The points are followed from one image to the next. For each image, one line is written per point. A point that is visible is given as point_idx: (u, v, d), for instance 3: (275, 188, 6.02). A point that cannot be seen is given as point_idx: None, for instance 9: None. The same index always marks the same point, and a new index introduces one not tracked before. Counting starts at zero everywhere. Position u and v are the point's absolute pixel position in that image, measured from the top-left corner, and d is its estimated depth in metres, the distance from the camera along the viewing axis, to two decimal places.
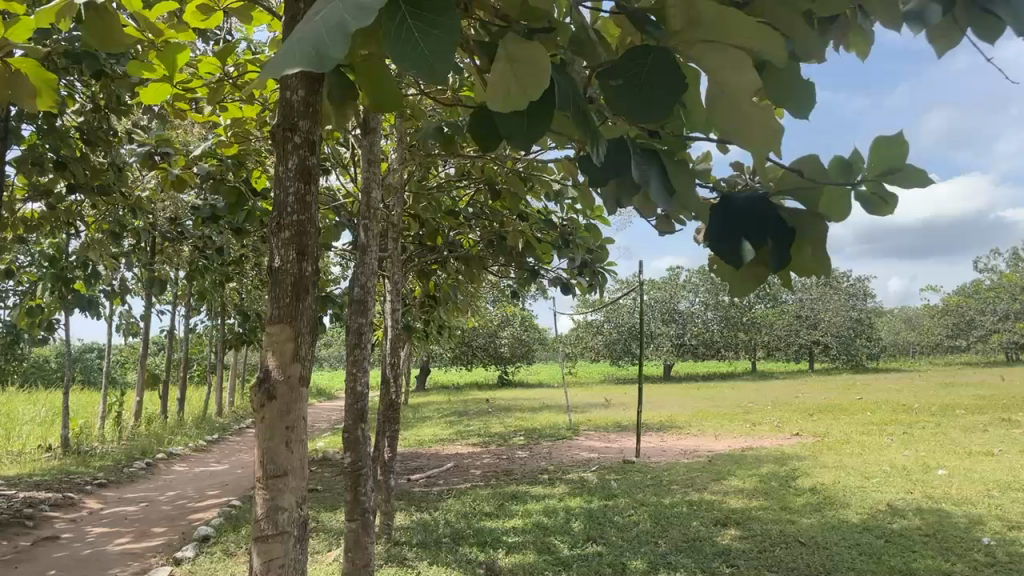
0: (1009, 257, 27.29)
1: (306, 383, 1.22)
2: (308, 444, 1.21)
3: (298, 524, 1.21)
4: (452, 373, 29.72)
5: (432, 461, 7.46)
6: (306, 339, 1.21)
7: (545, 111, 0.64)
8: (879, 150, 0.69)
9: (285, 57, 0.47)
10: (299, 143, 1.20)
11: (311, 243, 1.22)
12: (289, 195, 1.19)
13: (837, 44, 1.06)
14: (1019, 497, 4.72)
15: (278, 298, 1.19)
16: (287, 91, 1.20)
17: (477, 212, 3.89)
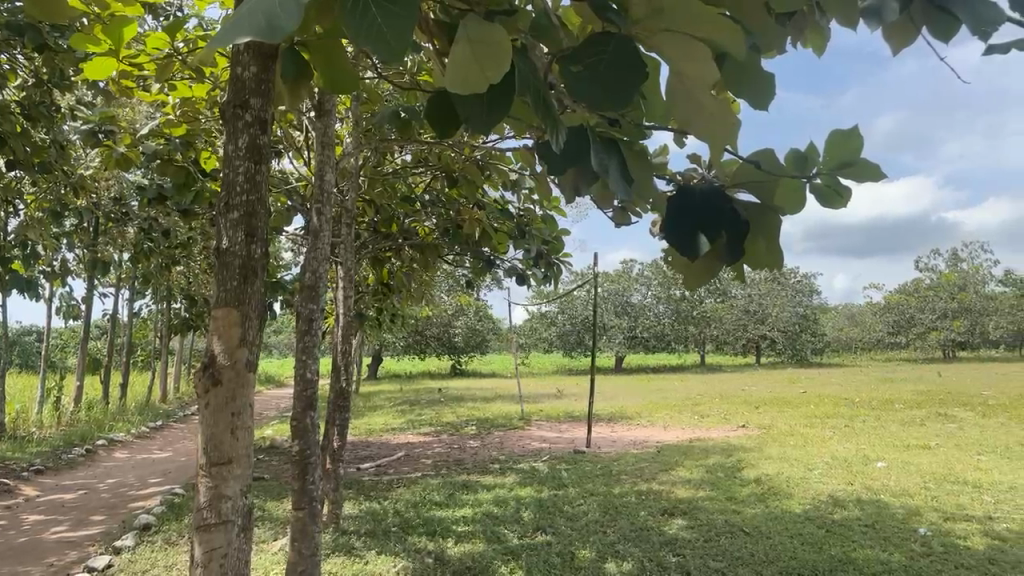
0: (947, 259, 28.17)
1: (253, 369, 1.16)
2: (254, 432, 1.15)
3: (243, 513, 1.16)
4: (404, 362, 29.56)
5: (382, 450, 7.39)
6: (254, 324, 1.15)
7: (506, 97, 0.59)
8: (836, 143, 0.67)
9: (228, 32, 0.41)
10: (250, 121, 1.14)
11: (260, 225, 1.16)
12: (238, 173, 1.14)
13: (794, 40, 1.04)
14: (953, 488, 4.88)
15: (224, 280, 1.13)
16: (238, 67, 1.12)
17: (434, 200, 3.82)
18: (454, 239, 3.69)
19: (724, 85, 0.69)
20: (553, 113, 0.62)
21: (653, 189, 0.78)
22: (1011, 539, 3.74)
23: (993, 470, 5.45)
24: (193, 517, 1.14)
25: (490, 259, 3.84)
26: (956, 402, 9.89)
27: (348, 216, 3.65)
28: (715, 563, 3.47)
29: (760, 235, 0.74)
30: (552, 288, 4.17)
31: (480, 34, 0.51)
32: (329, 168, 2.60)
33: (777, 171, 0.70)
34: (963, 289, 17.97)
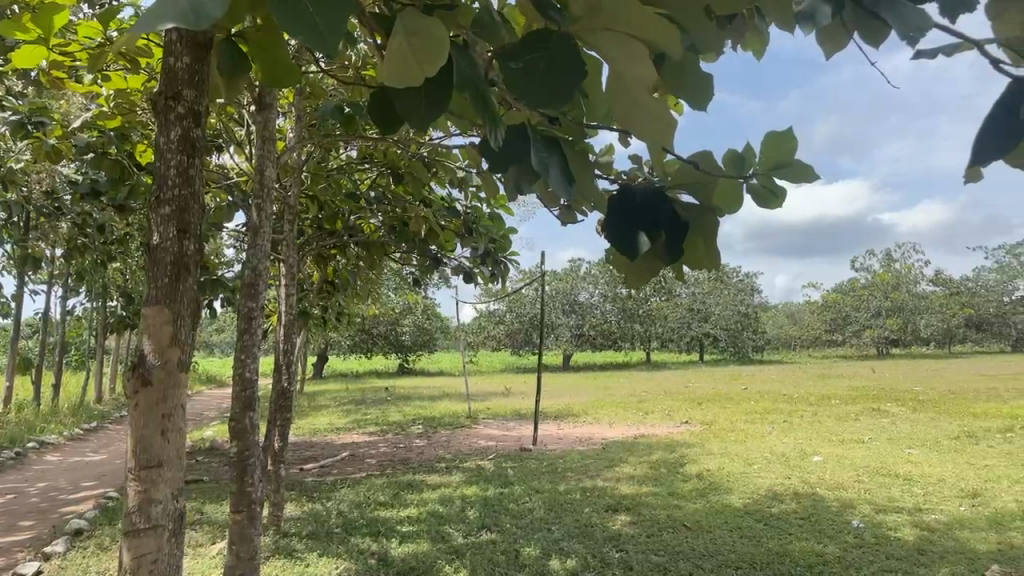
0: (882, 259, 29.07)
1: (185, 369, 1.11)
2: (186, 434, 1.11)
3: (174, 517, 1.11)
4: (350, 362, 29.17)
5: (327, 450, 7.27)
6: (187, 322, 1.10)
7: (446, 91, 0.57)
8: (772, 144, 0.67)
9: (149, 16, 0.37)
10: (182, 113, 1.07)
11: (194, 220, 1.10)
12: (170, 167, 1.08)
13: (734, 44, 1.04)
14: (886, 481, 5.03)
15: (155, 278, 1.08)
16: (170, 58, 1.05)
17: (380, 197, 3.75)
18: (400, 236, 3.64)
19: (662, 87, 0.69)
20: (494, 110, 0.60)
21: (595, 188, 0.76)
22: (940, 530, 3.87)
23: (922, 463, 5.63)
24: (121, 522, 1.08)
25: (437, 257, 3.80)
26: (890, 398, 10.20)
27: (290, 212, 3.55)
28: (657, 558, 3.50)
29: (699, 235, 0.73)
30: (500, 287, 4.15)
31: (420, 27, 0.49)
32: (270, 165, 2.53)
33: (717, 171, 0.70)
34: (895, 288, 18.57)
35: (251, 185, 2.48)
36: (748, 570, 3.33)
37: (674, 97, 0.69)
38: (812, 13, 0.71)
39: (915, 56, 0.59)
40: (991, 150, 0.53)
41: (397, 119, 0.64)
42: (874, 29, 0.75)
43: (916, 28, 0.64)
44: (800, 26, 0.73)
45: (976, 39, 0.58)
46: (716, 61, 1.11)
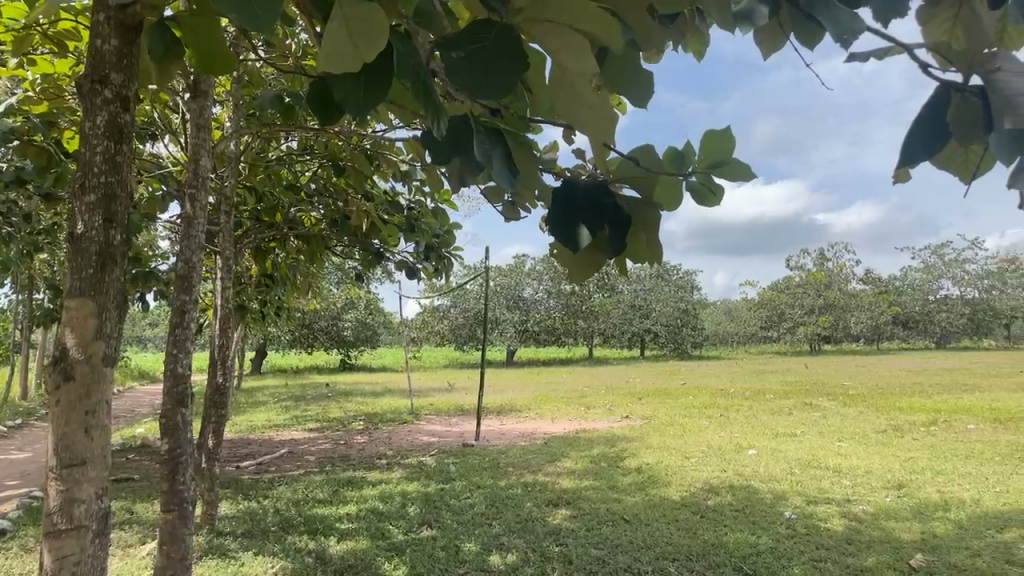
0: (815, 258, 29.96)
1: (110, 363, 1.05)
2: (112, 431, 1.05)
3: (98, 518, 1.05)
4: (290, 356, 28.66)
5: (264, 448, 7.12)
6: (113, 315, 1.04)
7: (384, 80, 0.53)
8: (711, 142, 0.68)
9: None
10: (110, 97, 1.00)
11: (121, 209, 1.03)
12: (95, 154, 1.00)
13: (674, 44, 1.04)
14: (817, 474, 5.17)
15: (78, 269, 1.01)
16: (97, 40, 0.98)
17: (320, 189, 3.65)
18: (340, 230, 3.57)
19: (603, 82, 0.68)
20: (435, 102, 0.56)
21: (540, 182, 0.74)
22: (866, 520, 4.00)
23: (851, 456, 5.82)
24: (41, 523, 1.02)
25: (379, 251, 3.73)
26: (821, 393, 10.52)
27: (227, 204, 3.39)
28: (596, 551, 3.52)
29: (641, 231, 0.72)
30: (444, 282, 4.10)
31: (359, 10, 0.45)
32: (205, 154, 2.44)
33: (657, 168, 0.69)
34: (828, 286, 19.15)
35: (186, 176, 2.38)
36: (685, 562, 3.38)
37: (617, 93, 0.68)
38: (749, 12, 0.71)
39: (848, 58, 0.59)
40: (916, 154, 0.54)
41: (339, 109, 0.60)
42: (810, 30, 0.76)
43: (850, 30, 0.64)
44: (738, 26, 0.73)
45: (904, 43, 0.59)
46: (658, 61, 1.10)
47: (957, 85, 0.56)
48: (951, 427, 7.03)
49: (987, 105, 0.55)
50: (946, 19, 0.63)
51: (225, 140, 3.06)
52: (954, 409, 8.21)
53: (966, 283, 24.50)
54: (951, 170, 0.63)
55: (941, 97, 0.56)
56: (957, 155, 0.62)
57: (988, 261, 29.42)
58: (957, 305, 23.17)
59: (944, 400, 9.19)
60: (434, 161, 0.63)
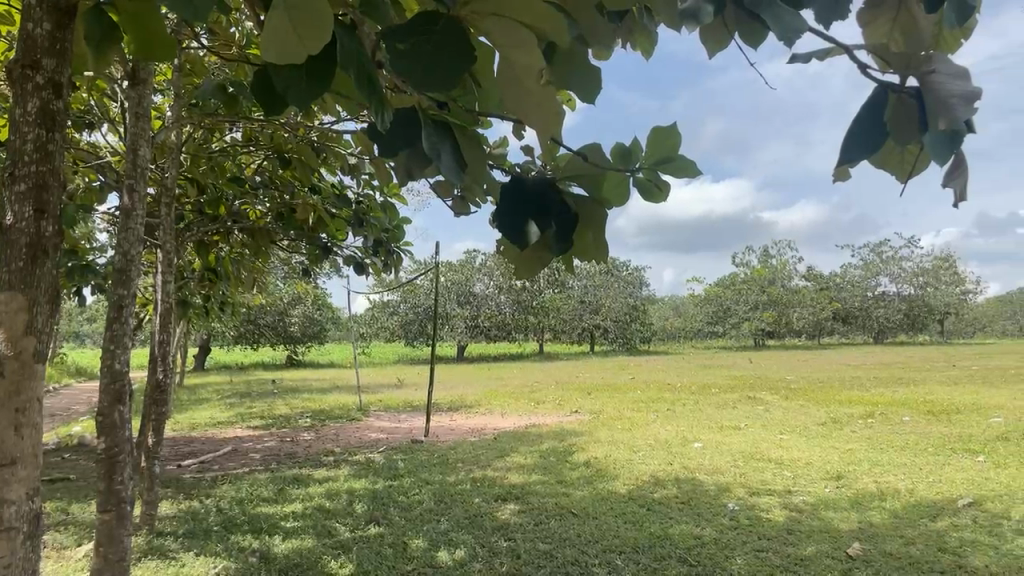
0: (759, 254, 30.60)
1: (42, 358, 1.00)
2: (43, 429, 0.99)
3: (29, 518, 0.99)
4: (234, 353, 28.09)
5: (207, 446, 6.95)
6: (44, 310, 0.98)
7: (327, 71, 0.52)
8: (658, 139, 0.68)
9: None
10: (41, 84, 0.94)
11: (53, 199, 0.99)
12: (25, 142, 0.95)
13: (622, 43, 1.04)
14: (759, 466, 5.29)
15: (7, 260, 0.96)
16: (28, 25, 0.91)
17: (265, 182, 3.57)
18: (286, 224, 3.50)
19: (550, 78, 0.67)
20: (381, 96, 0.54)
21: (488, 177, 0.73)
22: (807, 511, 4.11)
23: (792, 448, 5.95)
24: None
25: (326, 245, 3.68)
26: (763, 387, 10.76)
27: (167, 196, 3.28)
28: (544, 546, 3.53)
29: (587, 228, 0.72)
30: (393, 278, 4.06)
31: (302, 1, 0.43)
32: (144, 144, 2.35)
33: (604, 165, 0.69)
34: (771, 282, 19.56)
35: (124, 165, 2.29)
36: (631, 554, 3.42)
37: (564, 89, 0.68)
38: (694, 11, 0.71)
39: (792, 58, 0.60)
40: (856, 153, 0.55)
41: (283, 100, 0.58)
42: (753, 31, 0.76)
43: (791, 30, 0.64)
44: (683, 24, 0.73)
45: (845, 45, 0.60)
46: (607, 58, 1.10)
47: (895, 86, 0.57)
48: (887, 419, 7.27)
49: (924, 106, 0.56)
50: (885, 22, 0.65)
51: (164, 131, 2.96)
52: (890, 402, 8.47)
53: (903, 280, 25.30)
54: (890, 170, 0.65)
55: (881, 97, 0.57)
56: (893, 157, 0.64)
57: (923, 258, 30.44)
58: (894, 301, 23.91)
59: (881, 394, 9.48)
60: (380, 154, 0.62)
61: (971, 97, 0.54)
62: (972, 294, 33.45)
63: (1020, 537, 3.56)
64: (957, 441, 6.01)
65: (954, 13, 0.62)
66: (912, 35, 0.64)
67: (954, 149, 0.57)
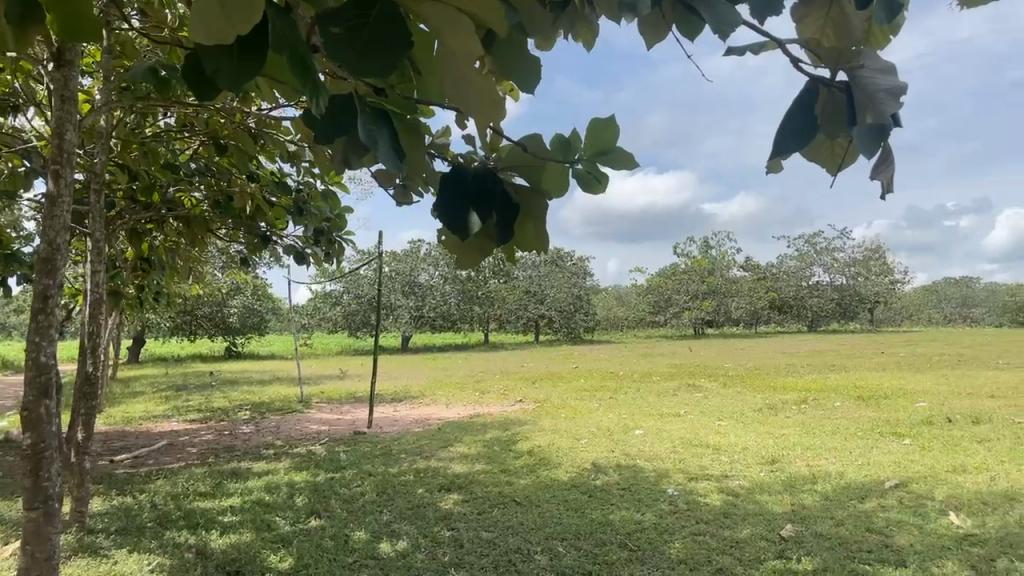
0: (700, 245, 31.16)
1: None
2: None
3: None
4: (170, 345, 27.28)
5: (141, 440, 6.74)
6: None
7: (259, 54, 0.49)
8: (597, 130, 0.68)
9: None
10: None
11: None
12: None
13: (566, 34, 1.03)
14: (698, 451, 5.40)
15: None
16: None
17: (201, 168, 3.47)
18: (223, 212, 3.41)
19: (491, 66, 0.67)
20: (316, 81, 0.52)
21: (427, 167, 0.72)
22: (742, 494, 4.21)
23: (729, 434, 6.09)
24: None
25: (265, 234, 3.59)
26: (703, 374, 10.98)
27: (97, 182, 3.14)
28: (487, 534, 3.54)
29: (529, 220, 0.71)
30: (334, 268, 3.99)
31: None
32: (71, 128, 2.24)
33: (544, 155, 0.70)
34: (711, 272, 19.92)
35: (51, 149, 2.19)
36: (573, 541, 3.45)
37: (505, 78, 0.67)
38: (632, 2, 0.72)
39: (727, 51, 0.61)
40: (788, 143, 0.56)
41: (216, 86, 0.55)
42: (692, 23, 0.77)
43: (726, 24, 0.66)
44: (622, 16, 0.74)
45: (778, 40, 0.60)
46: (549, 49, 1.09)
47: (825, 81, 0.58)
48: (819, 405, 7.50)
49: (851, 102, 0.57)
50: (817, 19, 0.66)
51: (94, 115, 2.83)
52: (823, 388, 8.73)
53: (836, 270, 26.07)
54: (820, 162, 0.66)
55: (811, 92, 0.58)
56: (824, 150, 0.65)
57: (854, 249, 31.39)
58: (827, 291, 24.61)
59: (814, 380, 9.78)
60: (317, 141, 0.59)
61: (897, 92, 0.56)
62: (900, 283, 34.60)
63: (942, 516, 3.72)
64: (885, 425, 6.24)
65: (883, 11, 0.63)
66: (842, 31, 0.65)
67: (883, 142, 0.58)
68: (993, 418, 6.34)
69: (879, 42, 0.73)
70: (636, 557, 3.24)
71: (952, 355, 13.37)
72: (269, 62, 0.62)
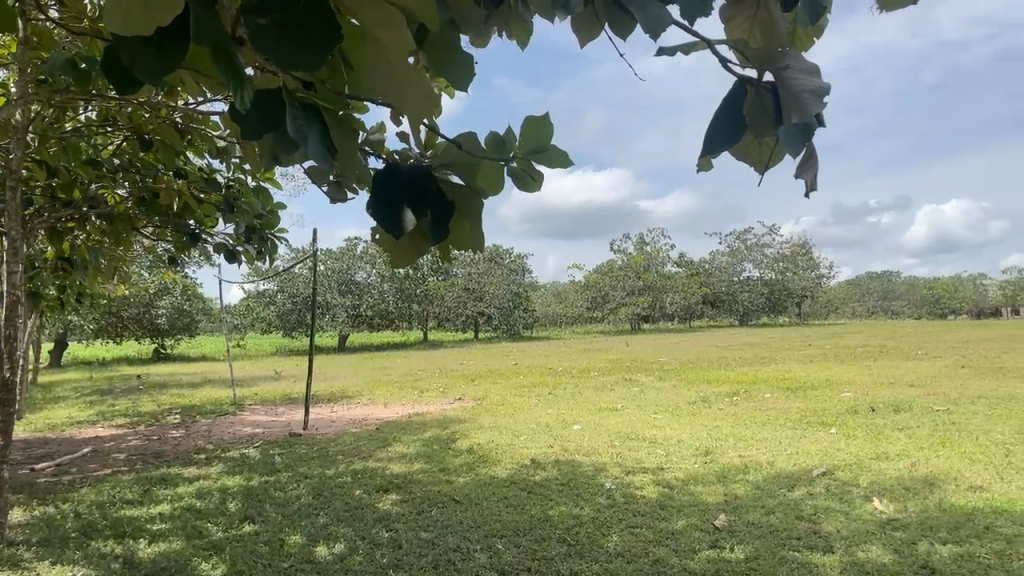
0: (636, 242, 31.58)
1: None
2: None
3: None
4: (94, 348, 26.19)
5: (64, 447, 6.45)
6: None
7: (180, 46, 0.46)
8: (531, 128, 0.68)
9: None
10: None
11: None
12: None
13: (499, 32, 1.01)
14: (634, 445, 5.48)
15: None
16: None
17: (126, 164, 3.33)
18: (148, 210, 3.27)
19: (422, 62, 0.65)
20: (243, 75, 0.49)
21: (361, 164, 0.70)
22: (677, 486, 4.29)
23: (664, 427, 6.19)
24: None
25: (194, 233, 3.47)
26: (639, 369, 11.14)
27: (12, 179, 2.98)
28: (426, 534, 3.51)
29: (465, 219, 0.71)
30: (267, 267, 3.89)
31: None
32: None
33: (477, 154, 0.69)
34: (646, 268, 20.21)
35: None
36: (512, 538, 3.45)
37: (437, 75, 0.66)
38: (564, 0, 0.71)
39: (659, 52, 0.61)
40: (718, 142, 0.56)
41: (135, 82, 0.52)
42: (622, 23, 0.76)
43: (657, 24, 0.66)
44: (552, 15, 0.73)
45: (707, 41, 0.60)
46: (483, 47, 1.07)
47: (752, 80, 0.58)
48: (750, 396, 7.69)
49: (779, 102, 0.57)
50: (744, 20, 0.66)
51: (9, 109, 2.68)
52: (754, 381, 8.96)
53: (767, 265, 26.79)
54: (748, 160, 0.66)
55: (737, 93, 0.59)
56: (753, 149, 0.66)
57: (782, 245, 32.31)
58: (758, 286, 25.26)
59: (746, 373, 10.02)
60: (244, 136, 0.56)
61: (820, 94, 0.57)
62: (826, 278, 35.76)
63: (866, 502, 3.87)
64: (812, 415, 6.43)
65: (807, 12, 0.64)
66: (769, 32, 0.66)
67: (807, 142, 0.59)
68: (914, 407, 6.61)
69: (803, 43, 0.74)
70: (574, 551, 3.26)
71: (875, 347, 13.88)
72: (190, 53, 0.59)
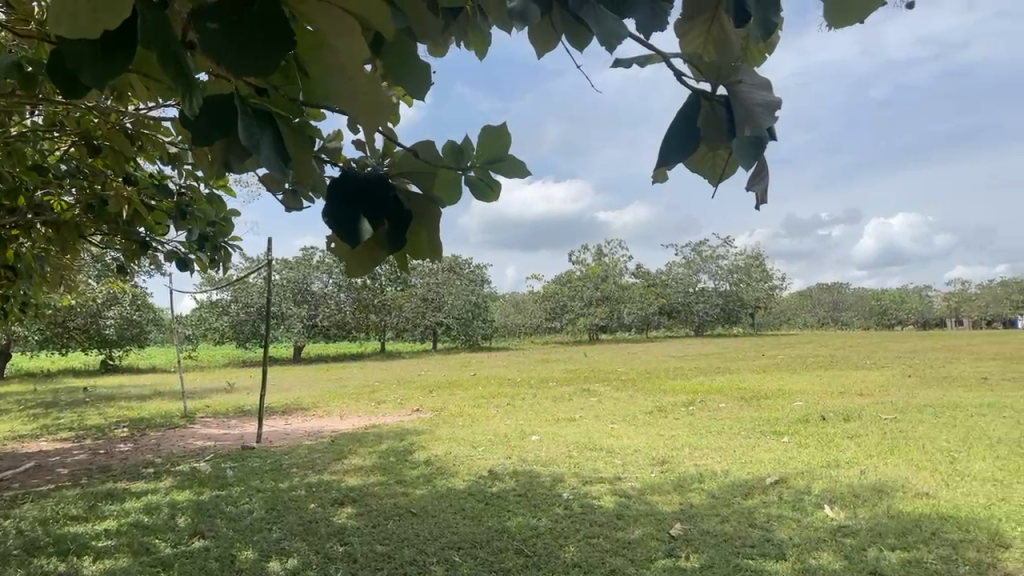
0: (593, 253, 31.84)
1: None
2: None
3: None
4: (39, 359, 25.35)
5: (4, 463, 6.21)
6: None
7: (126, 52, 0.44)
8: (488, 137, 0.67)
9: None
10: None
11: None
12: None
13: (456, 42, 1.00)
14: (592, 454, 5.49)
15: None
16: None
17: (73, 170, 3.21)
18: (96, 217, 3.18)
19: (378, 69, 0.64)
20: (193, 79, 0.47)
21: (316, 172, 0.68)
22: (635, 495, 4.30)
23: (621, 437, 6.22)
24: None
25: (145, 241, 3.37)
26: (596, 379, 11.21)
27: None
28: (382, 547, 3.46)
29: (421, 228, 0.70)
30: (221, 275, 3.80)
31: None
32: None
33: (432, 162, 0.68)
34: (604, 279, 20.36)
35: None
36: (470, 550, 3.41)
37: (393, 81, 0.64)
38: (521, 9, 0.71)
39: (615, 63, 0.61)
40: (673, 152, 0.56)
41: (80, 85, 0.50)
42: (579, 33, 0.76)
43: (615, 36, 0.66)
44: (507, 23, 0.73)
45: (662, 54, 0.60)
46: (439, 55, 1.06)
47: (706, 93, 0.59)
48: (706, 406, 7.78)
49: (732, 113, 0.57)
50: (699, 33, 0.66)
51: None
52: (709, 390, 9.08)
53: (722, 276, 27.23)
54: (702, 172, 0.66)
55: (692, 105, 0.59)
56: (708, 161, 0.66)
57: (736, 257, 32.90)
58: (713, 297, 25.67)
59: (701, 382, 10.14)
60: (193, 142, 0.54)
61: (773, 107, 0.57)
62: (778, 289, 36.49)
63: (818, 509, 3.93)
64: (766, 424, 6.54)
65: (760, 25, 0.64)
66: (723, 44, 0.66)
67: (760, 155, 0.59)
68: (863, 415, 6.77)
69: (756, 58, 0.74)
70: (532, 562, 3.25)
71: (825, 357, 14.19)
72: (137, 57, 0.56)
